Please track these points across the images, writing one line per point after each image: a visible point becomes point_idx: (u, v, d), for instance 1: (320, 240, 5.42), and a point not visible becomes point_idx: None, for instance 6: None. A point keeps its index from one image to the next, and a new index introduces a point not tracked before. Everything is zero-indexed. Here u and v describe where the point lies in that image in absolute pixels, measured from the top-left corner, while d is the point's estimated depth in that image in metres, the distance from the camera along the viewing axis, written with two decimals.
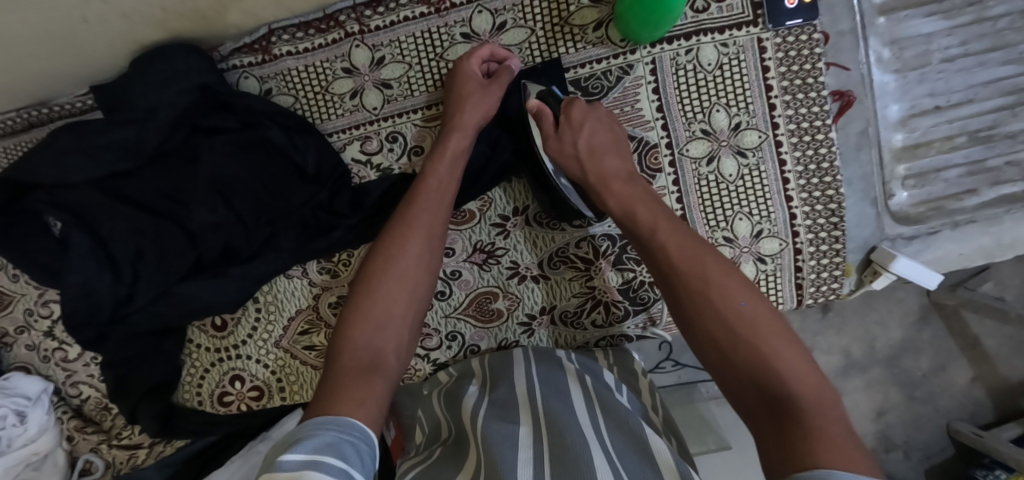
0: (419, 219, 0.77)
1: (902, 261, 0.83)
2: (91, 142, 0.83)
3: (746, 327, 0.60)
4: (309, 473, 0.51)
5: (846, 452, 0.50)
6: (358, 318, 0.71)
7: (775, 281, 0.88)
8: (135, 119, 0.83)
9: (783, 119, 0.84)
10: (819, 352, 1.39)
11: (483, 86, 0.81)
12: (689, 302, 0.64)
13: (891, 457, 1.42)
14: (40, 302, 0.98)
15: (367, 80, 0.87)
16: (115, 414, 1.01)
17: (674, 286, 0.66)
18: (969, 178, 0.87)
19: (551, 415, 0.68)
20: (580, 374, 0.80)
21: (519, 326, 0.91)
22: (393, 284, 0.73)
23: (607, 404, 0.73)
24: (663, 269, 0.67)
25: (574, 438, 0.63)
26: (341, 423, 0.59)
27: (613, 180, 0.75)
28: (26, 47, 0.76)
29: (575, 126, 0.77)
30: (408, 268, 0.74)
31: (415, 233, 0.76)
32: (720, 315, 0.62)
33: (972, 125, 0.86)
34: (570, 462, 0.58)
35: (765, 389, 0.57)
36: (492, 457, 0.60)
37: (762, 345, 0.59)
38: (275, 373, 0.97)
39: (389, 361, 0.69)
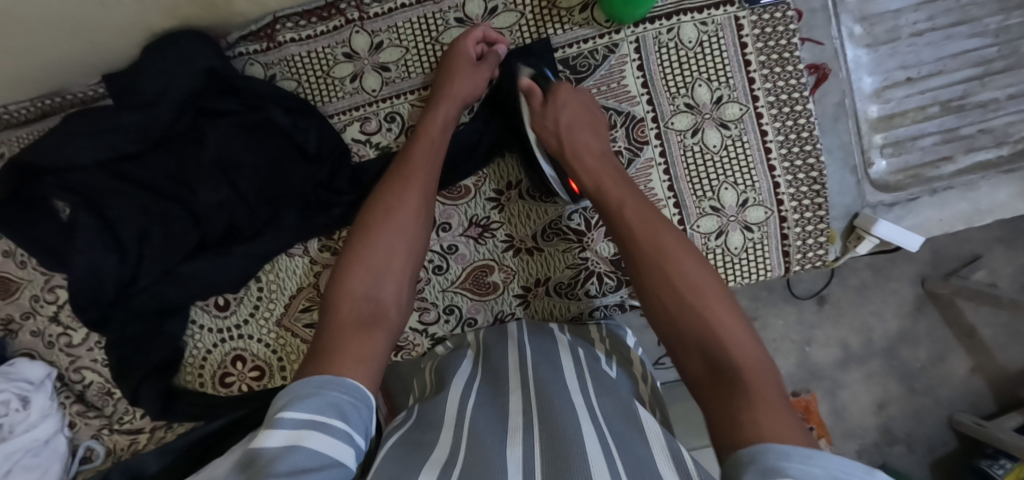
0: (415, 177, 0.80)
1: (884, 224, 0.85)
2: (104, 125, 0.88)
3: (693, 294, 0.65)
4: (311, 432, 0.54)
5: (781, 423, 0.52)
6: (357, 270, 0.73)
7: (763, 249, 0.91)
8: (142, 102, 0.87)
9: (762, 91, 0.88)
10: (817, 344, 1.40)
11: (473, 65, 0.86)
12: (649, 279, 0.68)
13: (896, 450, 1.41)
14: (47, 288, 1.01)
15: (366, 64, 0.92)
16: (117, 400, 1.02)
17: (634, 257, 0.70)
18: (945, 145, 0.91)
19: (540, 383, 0.69)
20: (573, 346, 0.81)
21: (515, 298, 0.93)
22: (392, 239, 0.76)
23: (595, 369, 0.74)
24: (625, 243, 0.72)
25: (562, 401, 0.64)
26: (341, 384, 0.60)
27: (586, 155, 0.80)
28: (43, 30, 0.81)
29: (558, 105, 0.81)
30: (406, 222, 0.77)
31: (411, 189, 0.79)
32: (673, 283, 0.66)
33: (944, 95, 0.90)
34: (557, 420, 0.60)
35: (712, 359, 0.61)
36: (479, 431, 0.60)
37: (709, 318, 0.63)
38: (275, 352, 0.98)
39: (390, 314, 0.72)
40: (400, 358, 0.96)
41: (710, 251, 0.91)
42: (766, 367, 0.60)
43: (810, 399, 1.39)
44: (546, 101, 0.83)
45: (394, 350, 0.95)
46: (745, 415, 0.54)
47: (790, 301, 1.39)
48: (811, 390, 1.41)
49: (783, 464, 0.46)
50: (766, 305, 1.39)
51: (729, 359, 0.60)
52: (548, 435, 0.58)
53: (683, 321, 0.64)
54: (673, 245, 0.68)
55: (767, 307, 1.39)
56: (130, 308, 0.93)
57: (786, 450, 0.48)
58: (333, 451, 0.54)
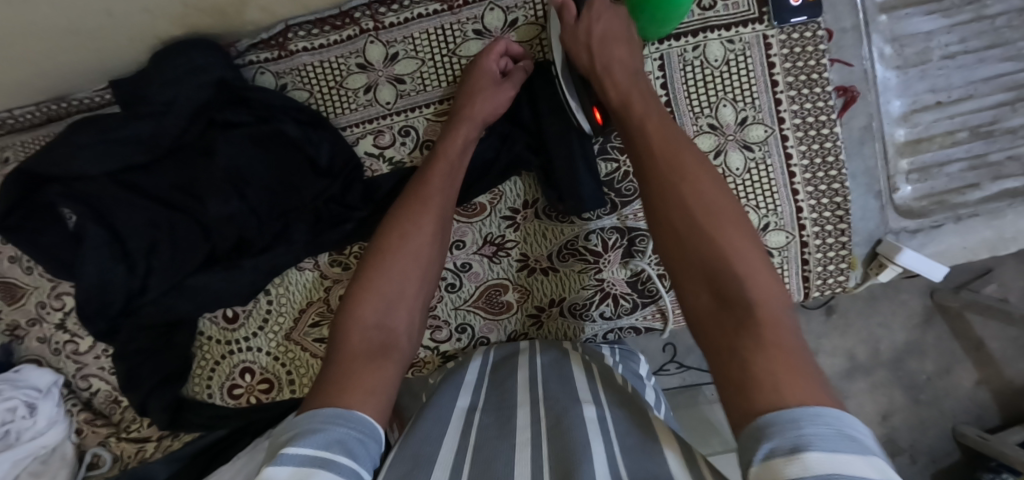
0: (432, 199, 0.78)
1: (907, 253, 0.84)
2: (112, 135, 0.86)
3: (709, 219, 0.60)
4: (315, 470, 0.52)
5: (796, 375, 0.50)
6: (369, 298, 0.72)
7: (782, 275, 0.89)
8: (152, 112, 0.85)
9: (788, 114, 0.85)
10: (825, 354, 1.40)
11: (494, 82, 0.83)
12: (663, 203, 0.63)
13: (898, 461, 1.42)
14: (53, 294, 0.99)
15: (381, 76, 0.88)
16: (124, 408, 1.02)
17: (651, 181, 0.64)
18: (971, 172, 0.88)
19: (550, 401, 0.68)
20: (585, 361, 0.81)
21: (528, 318, 0.92)
22: (404, 262, 0.74)
23: (607, 383, 0.74)
24: (641, 163, 0.66)
25: (572, 418, 0.63)
26: (350, 418, 0.59)
27: (615, 69, 0.74)
28: (48, 39, 0.78)
29: (592, 16, 0.76)
30: (419, 246, 0.75)
31: (427, 211, 0.77)
32: (691, 210, 0.61)
33: (973, 120, 0.87)
34: (566, 435, 0.59)
35: (724, 291, 0.57)
36: (487, 449, 0.59)
37: (727, 249, 0.58)
38: (284, 366, 0.97)
39: (401, 344, 0.70)
40: (412, 375, 0.95)
41: None
42: (783, 306, 0.56)
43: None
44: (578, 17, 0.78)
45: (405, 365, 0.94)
46: (756, 364, 0.51)
47: (799, 310, 1.39)
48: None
49: (798, 431, 0.45)
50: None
51: (743, 298, 0.56)
52: (556, 450, 0.57)
53: (697, 250, 0.60)
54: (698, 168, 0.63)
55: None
56: (138, 319, 0.92)
57: (804, 412, 0.46)
58: None
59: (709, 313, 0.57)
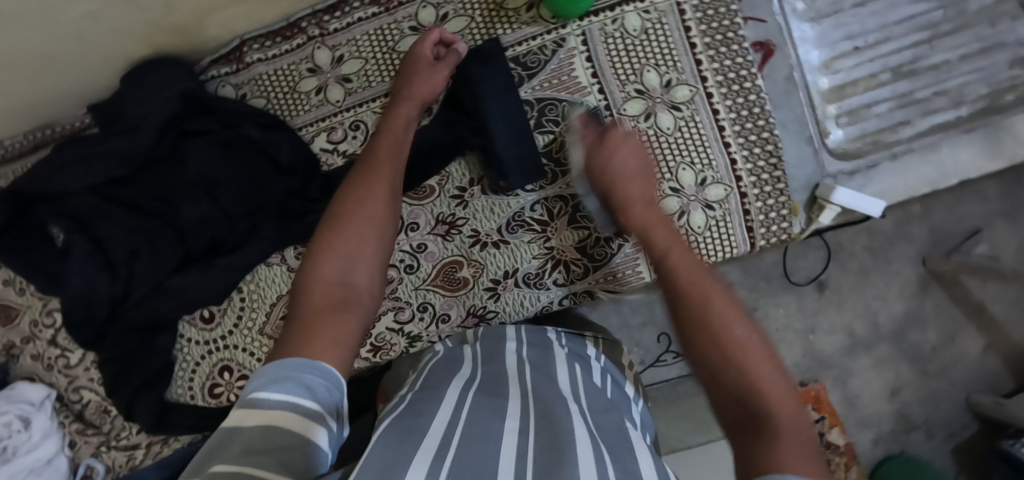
0: (384, 169, 0.82)
1: (841, 190, 0.86)
2: (91, 152, 0.93)
3: (742, 357, 0.58)
4: (284, 414, 0.55)
5: (808, 465, 0.49)
6: (329, 259, 0.73)
7: (726, 226, 0.92)
8: (128, 128, 0.93)
9: (710, 72, 0.89)
10: (820, 331, 1.37)
11: (432, 64, 0.89)
12: (694, 327, 0.62)
13: (914, 438, 1.37)
14: (45, 312, 1.06)
15: (330, 77, 0.96)
16: (113, 416, 1.07)
17: (677, 304, 0.64)
18: (900, 111, 0.91)
19: (537, 393, 0.66)
20: (571, 360, 0.79)
21: (485, 292, 0.95)
22: (361, 224, 0.77)
23: (589, 387, 0.73)
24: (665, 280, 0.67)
25: (561, 408, 0.62)
26: (316, 368, 0.61)
27: (631, 188, 0.79)
28: (27, 67, 0.87)
29: (609, 147, 0.82)
30: (375, 211, 0.78)
31: (381, 179, 0.81)
32: (722, 349, 0.59)
33: (894, 61, 0.90)
34: (553, 423, 0.58)
35: (750, 411, 0.55)
36: (481, 423, 0.57)
37: (754, 372, 0.57)
38: (260, 361, 1.01)
39: (363, 298, 0.72)
40: (379, 358, 0.98)
41: None
42: (804, 428, 0.54)
43: (818, 389, 1.35)
44: (600, 142, 0.84)
45: (372, 350, 0.97)
46: (778, 452, 0.50)
47: (788, 288, 1.36)
48: (818, 378, 1.38)
49: None
50: (765, 294, 1.36)
51: (761, 408, 0.55)
52: (542, 433, 0.56)
53: (724, 368, 0.59)
54: (720, 302, 0.62)
55: (765, 297, 1.35)
56: (122, 322, 0.98)
57: None
58: (306, 431, 0.55)
59: (733, 431, 0.56)
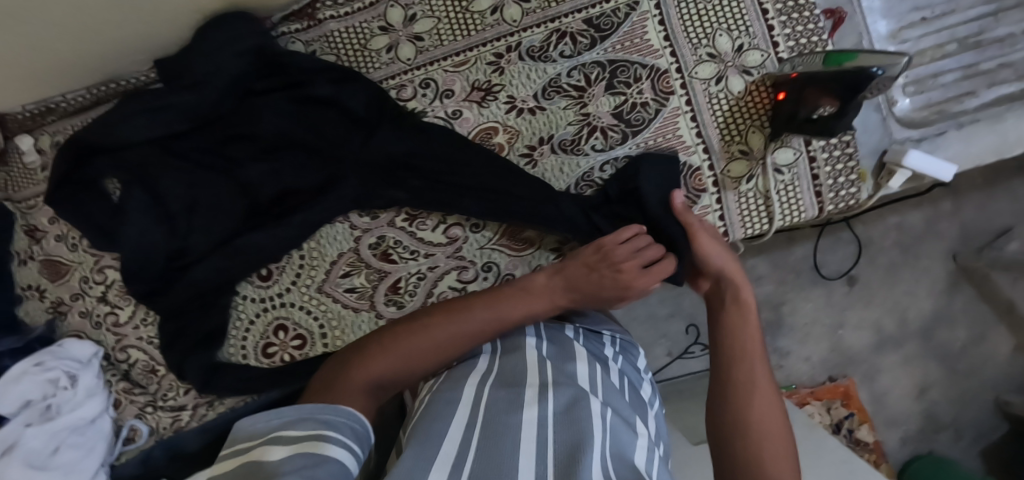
0: (474, 311, 0.79)
1: (914, 154, 0.86)
2: (155, 105, 0.92)
3: (744, 368, 0.74)
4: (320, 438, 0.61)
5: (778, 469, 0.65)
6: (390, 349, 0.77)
7: (794, 190, 0.92)
8: (193, 83, 0.92)
9: (782, 38, 0.91)
10: (849, 327, 1.39)
11: (628, 260, 0.83)
12: (724, 346, 0.78)
13: (942, 438, 1.39)
14: (97, 268, 1.06)
15: (401, 36, 0.96)
16: (160, 377, 1.05)
17: (723, 352, 0.77)
18: (966, 81, 0.93)
19: (557, 386, 0.66)
20: (591, 360, 0.75)
21: (551, 252, 0.95)
22: (444, 333, 0.77)
23: (609, 384, 0.72)
24: (717, 349, 0.78)
25: (581, 410, 0.62)
26: (340, 410, 0.67)
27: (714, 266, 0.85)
28: (97, 14, 0.87)
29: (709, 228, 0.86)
30: (465, 324, 0.78)
31: (482, 303, 0.80)
32: (739, 363, 0.75)
33: (962, 32, 0.93)
34: (576, 425, 0.60)
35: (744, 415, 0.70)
36: (496, 423, 0.60)
37: (755, 385, 0.73)
38: (317, 320, 1.00)
39: (347, 399, 0.70)
40: None
41: (743, 194, 0.93)
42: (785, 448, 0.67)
43: (848, 385, 1.37)
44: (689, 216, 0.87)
45: None
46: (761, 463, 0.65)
47: (818, 283, 1.38)
48: (847, 375, 1.40)
49: None
50: (794, 289, 1.37)
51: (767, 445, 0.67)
52: (562, 437, 0.58)
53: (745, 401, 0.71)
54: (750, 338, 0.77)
55: (795, 291, 1.38)
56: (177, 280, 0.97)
57: None
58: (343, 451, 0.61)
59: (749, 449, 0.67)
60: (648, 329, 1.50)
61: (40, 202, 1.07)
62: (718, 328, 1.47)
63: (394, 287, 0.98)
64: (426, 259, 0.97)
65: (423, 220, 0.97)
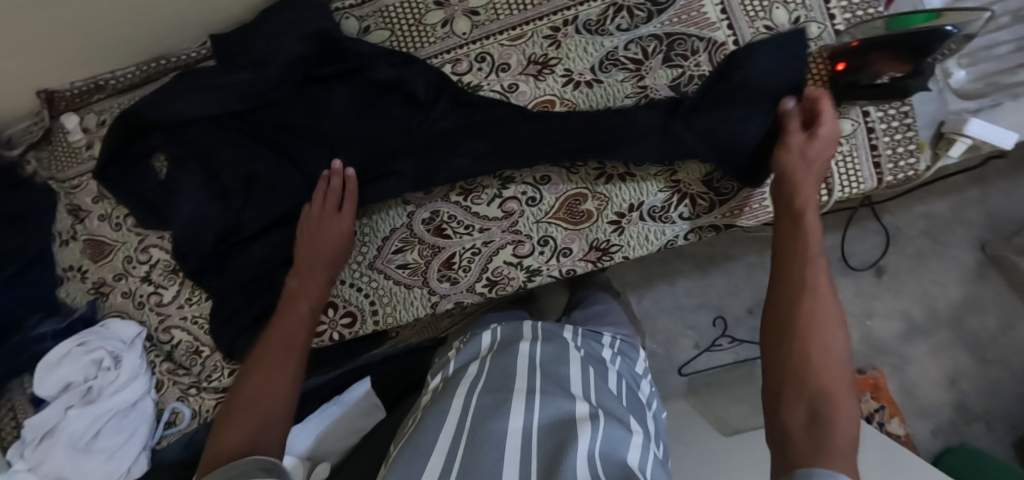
0: (302, 291, 0.86)
1: (975, 123, 0.86)
2: (216, 83, 0.92)
3: (810, 325, 0.65)
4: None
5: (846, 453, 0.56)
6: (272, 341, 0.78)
7: (854, 161, 0.92)
8: (255, 62, 0.92)
9: (839, 10, 0.91)
10: (878, 316, 1.39)
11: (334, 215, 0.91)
12: (788, 297, 0.69)
13: (973, 430, 1.35)
14: (140, 248, 1.04)
15: (457, 10, 0.96)
16: (205, 358, 1.03)
17: (793, 286, 0.69)
18: (1019, 53, 0.92)
19: (545, 392, 0.73)
20: (585, 362, 0.83)
21: (609, 225, 0.94)
22: (280, 331, 0.79)
23: (601, 386, 0.78)
24: (798, 275, 0.69)
25: (568, 416, 0.69)
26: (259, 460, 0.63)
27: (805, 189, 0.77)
28: None
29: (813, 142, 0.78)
30: (300, 319, 0.82)
31: (318, 263, 0.89)
32: (806, 320, 0.66)
33: (1015, 4, 0.91)
34: (563, 432, 0.66)
35: (810, 382, 0.62)
36: (479, 430, 0.67)
37: (826, 347, 0.63)
38: (369, 297, 0.99)
39: (271, 400, 0.71)
40: (496, 294, 0.97)
41: None
42: (852, 424, 0.59)
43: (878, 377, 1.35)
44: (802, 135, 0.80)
45: (490, 285, 0.96)
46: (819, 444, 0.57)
47: (846, 272, 1.39)
48: (876, 366, 1.39)
49: None
50: None
51: (829, 393, 0.60)
52: (549, 443, 0.65)
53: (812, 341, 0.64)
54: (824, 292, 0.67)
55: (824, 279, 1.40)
56: (234, 255, 0.98)
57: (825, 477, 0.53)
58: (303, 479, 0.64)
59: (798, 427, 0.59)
60: (676, 321, 1.48)
61: (83, 182, 1.06)
62: (744, 320, 1.45)
63: (448, 263, 0.96)
64: (481, 234, 0.95)
65: (478, 194, 0.95)
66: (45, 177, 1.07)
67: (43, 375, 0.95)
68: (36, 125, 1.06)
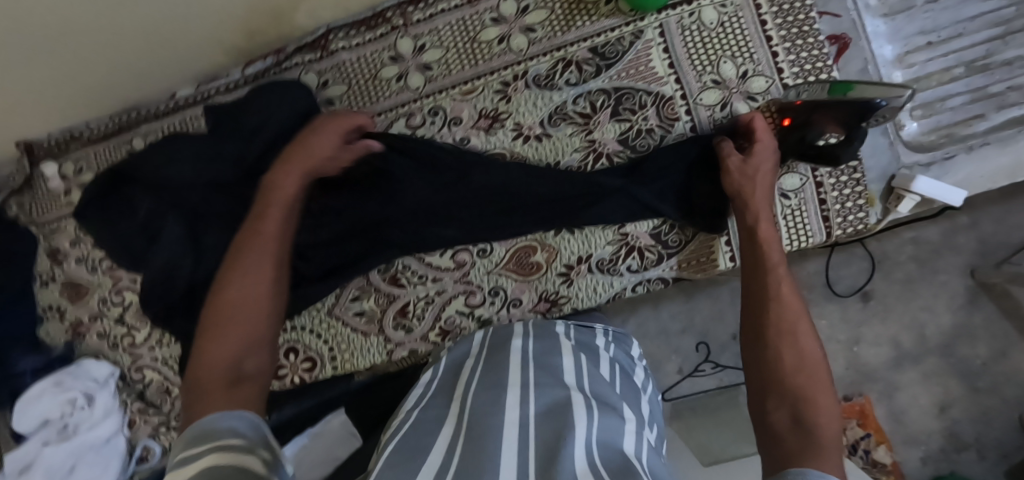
0: (274, 208, 0.81)
1: (922, 180, 0.86)
2: (206, 151, 0.97)
3: (782, 327, 0.72)
4: None
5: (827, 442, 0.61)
6: (231, 301, 0.71)
7: (802, 216, 0.92)
8: (244, 133, 0.97)
9: (786, 63, 0.91)
10: (866, 343, 1.33)
11: (337, 144, 0.88)
12: (759, 306, 0.76)
13: (965, 457, 1.28)
14: (115, 290, 1.08)
15: (410, 65, 0.99)
16: (174, 397, 1.08)
17: (768, 324, 0.73)
18: (975, 104, 0.92)
19: (539, 385, 0.72)
20: (576, 351, 0.83)
21: (558, 277, 0.95)
22: (251, 270, 0.75)
23: (594, 375, 0.77)
24: (766, 314, 0.74)
25: (561, 403, 0.67)
26: None
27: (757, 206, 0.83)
28: (129, 42, 0.91)
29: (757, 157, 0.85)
30: (262, 257, 0.76)
31: (273, 215, 0.81)
32: (780, 325, 0.72)
33: (968, 56, 0.91)
34: (559, 419, 0.64)
35: (785, 381, 0.68)
36: (480, 423, 0.65)
37: (799, 352, 0.70)
38: (327, 343, 1.01)
39: (253, 373, 0.68)
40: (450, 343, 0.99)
41: None
42: (829, 415, 0.64)
43: (864, 404, 1.32)
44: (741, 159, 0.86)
45: (442, 333, 0.98)
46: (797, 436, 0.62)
47: (831, 299, 1.33)
48: (863, 392, 1.34)
49: None
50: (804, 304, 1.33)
51: (814, 420, 0.63)
52: (544, 431, 0.63)
53: (788, 380, 0.68)
54: (791, 300, 0.75)
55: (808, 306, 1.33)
56: None
57: None
58: None
59: (782, 424, 0.64)
60: (661, 345, 1.43)
61: (63, 225, 1.09)
62: (729, 346, 1.41)
63: (402, 311, 0.99)
64: (434, 283, 0.98)
65: None
66: (25, 222, 1.10)
67: (21, 413, 0.98)
68: (18, 172, 1.10)
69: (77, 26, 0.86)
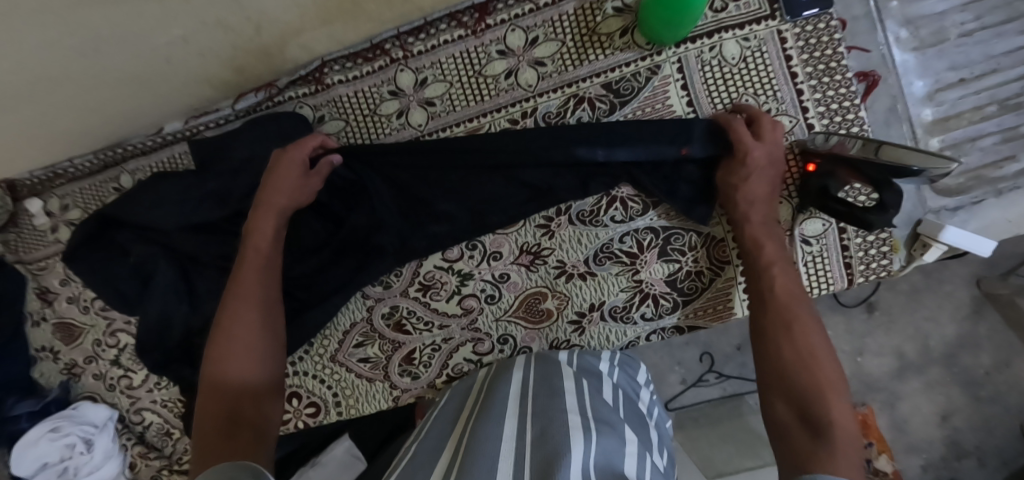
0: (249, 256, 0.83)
1: (951, 231, 0.82)
2: (191, 191, 0.91)
3: (785, 324, 0.72)
4: None
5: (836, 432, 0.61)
6: (229, 356, 0.74)
7: (823, 262, 0.88)
8: (230, 170, 0.92)
9: (812, 102, 0.86)
10: (869, 353, 1.19)
11: (302, 172, 0.86)
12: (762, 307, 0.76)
13: (966, 466, 1.17)
14: (109, 332, 1.04)
15: (412, 100, 0.93)
16: (175, 440, 1.05)
17: (769, 323, 0.73)
18: (1005, 144, 0.87)
19: (537, 412, 0.68)
20: (577, 376, 0.78)
21: (570, 324, 0.93)
22: (244, 319, 0.78)
23: (596, 399, 0.73)
24: (767, 314, 0.74)
25: (558, 423, 0.63)
26: None
27: (759, 230, 0.81)
28: (111, 85, 0.85)
29: (762, 169, 0.81)
30: (252, 307, 0.79)
31: (253, 262, 0.82)
32: (782, 321, 0.73)
33: (1001, 93, 0.87)
34: (551, 443, 0.59)
35: (789, 376, 0.68)
36: (476, 449, 0.61)
37: (804, 347, 0.70)
38: (330, 388, 0.98)
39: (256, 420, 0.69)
40: None
41: None
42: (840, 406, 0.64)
43: (867, 412, 1.17)
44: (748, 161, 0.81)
45: (450, 379, 0.96)
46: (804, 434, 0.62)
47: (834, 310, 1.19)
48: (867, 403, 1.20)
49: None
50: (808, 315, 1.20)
51: (822, 413, 0.63)
52: (539, 455, 0.58)
53: (792, 376, 0.68)
54: (798, 301, 0.75)
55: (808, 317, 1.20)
56: None
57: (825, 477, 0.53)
58: None
59: (789, 421, 0.64)
60: (662, 355, 1.28)
61: (51, 264, 1.05)
62: (733, 356, 1.27)
63: (408, 358, 0.96)
64: (441, 330, 0.95)
65: (438, 290, 0.94)
66: (11, 260, 1.05)
67: (19, 456, 0.95)
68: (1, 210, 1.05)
69: (53, 75, 0.79)
